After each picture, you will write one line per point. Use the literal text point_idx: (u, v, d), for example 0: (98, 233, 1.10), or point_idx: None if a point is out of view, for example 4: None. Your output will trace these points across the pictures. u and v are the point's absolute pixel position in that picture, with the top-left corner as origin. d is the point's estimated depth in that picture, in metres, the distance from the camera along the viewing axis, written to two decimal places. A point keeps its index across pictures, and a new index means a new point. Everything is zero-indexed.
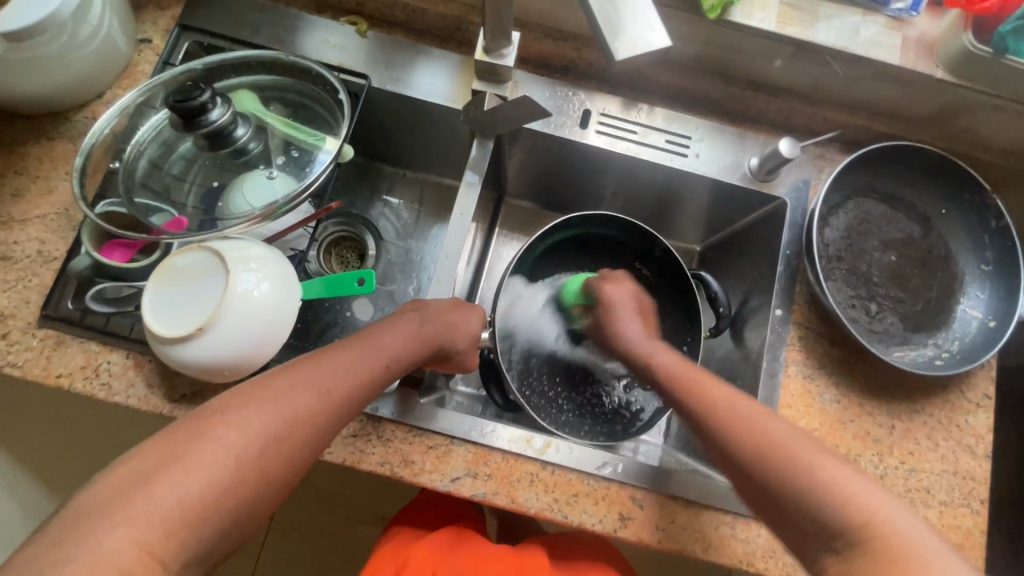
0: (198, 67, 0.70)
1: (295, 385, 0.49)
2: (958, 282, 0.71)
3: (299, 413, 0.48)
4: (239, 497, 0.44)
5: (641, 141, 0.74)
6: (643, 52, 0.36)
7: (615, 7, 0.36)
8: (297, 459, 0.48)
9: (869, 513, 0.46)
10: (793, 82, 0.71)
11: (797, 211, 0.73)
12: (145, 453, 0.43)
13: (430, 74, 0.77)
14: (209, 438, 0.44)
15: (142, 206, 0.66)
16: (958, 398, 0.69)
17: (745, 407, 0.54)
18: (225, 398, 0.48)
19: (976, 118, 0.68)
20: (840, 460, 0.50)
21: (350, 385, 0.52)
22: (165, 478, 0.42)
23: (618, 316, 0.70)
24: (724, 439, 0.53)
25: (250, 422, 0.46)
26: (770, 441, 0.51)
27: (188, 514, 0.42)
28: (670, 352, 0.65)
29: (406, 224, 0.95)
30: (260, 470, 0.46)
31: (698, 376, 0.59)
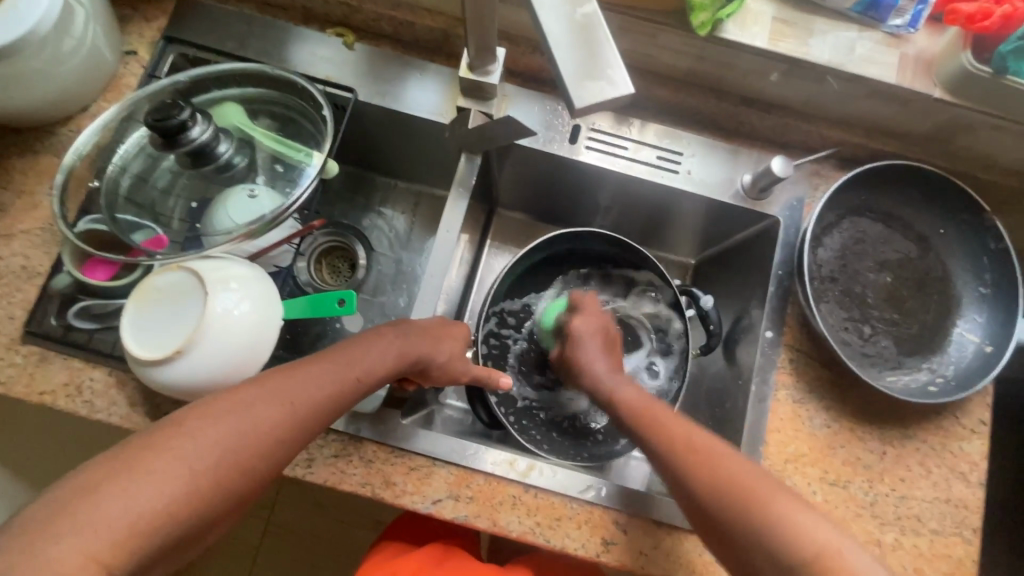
0: (184, 79, 0.69)
1: (260, 398, 0.48)
2: (956, 305, 0.70)
3: (263, 425, 0.47)
4: (196, 511, 0.43)
5: (632, 157, 0.73)
6: (604, 99, 0.36)
7: (580, 56, 0.36)
8: (258, 473, 0.47)
9: (820, 548, 0.46)
10: (788, 98, 0.70)
11: (791, 230, 0.71)
12: (100, 464, 0.41)
13: (419, 86, 0.76)
14: (168, 449, 0.43)
15: (126, 223, 0.65)
16: (952, 424, 0.67)
17: (718, 448, 0.54)
18: (187, 410, 0.46)
19: (977, 137, 0.66)
20: (795, 498, 0.50)
21: (317, 397, 0.51)
22: (120, 489, 0.40)
23: (582, 347, 0.69)
24: (693, 481, 0.52)
25: (210, 433, 0.44)
26: (737, 483, 0.51)
27: (141, 527, 0.40)
28: (632, 386, 0.64)
29: (398, 235, 0.94)
30: (219, 482, 0.44)
31: (657, 408, 0.60)
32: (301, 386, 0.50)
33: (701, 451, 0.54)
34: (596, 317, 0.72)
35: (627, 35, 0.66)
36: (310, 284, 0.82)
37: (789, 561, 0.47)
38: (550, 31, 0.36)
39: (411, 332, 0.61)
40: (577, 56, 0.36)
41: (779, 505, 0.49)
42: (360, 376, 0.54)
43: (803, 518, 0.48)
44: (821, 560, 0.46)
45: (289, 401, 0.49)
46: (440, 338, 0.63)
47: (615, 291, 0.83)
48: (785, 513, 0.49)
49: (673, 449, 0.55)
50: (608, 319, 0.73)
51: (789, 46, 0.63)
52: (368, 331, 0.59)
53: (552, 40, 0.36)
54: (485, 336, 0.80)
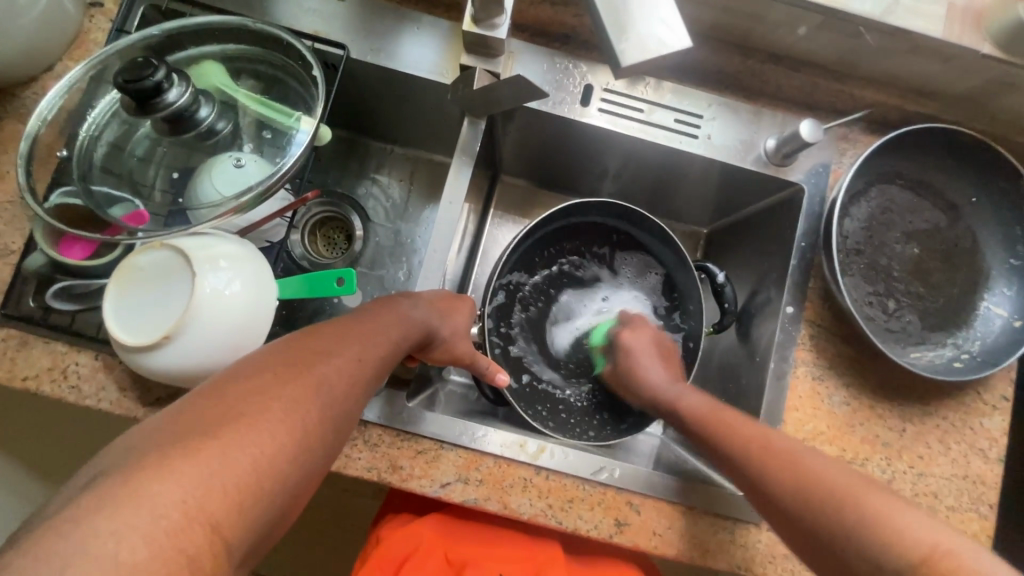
0: (157, 33, 0.62)
1: (334, 350, 0.43)
2: (984, 276, 0.67)
3: (345, 376, 0.43)
4: (300, 467, 0.37)
5: (649, 121, 0.68)
6: (656, 52, 0.32)
7: (622, 7, 0.33)
8: (341, 432, 0.42)
9: (929, 545, 0.42)
10: (819, 54, 0.64)
11: (816, 198, 0.67)
12: (194, 410, 0.35)
13: (417, 43, 0.70)
14: (267, 395, 0.37)
15: (102, 196, 0.60)
16: (974, 400, 0.66)
17: (780, 446, 0.53)
18: (258, 361, 0.40)
19: (1020, 97, 0.62)
20: (903, 500, 0.46)
21: (380, 353, 0.47)
22: (230, 436, 0.33)
23: (636, 357, 0.69)
24: (767, 482, 0.52)
25: (302, 384, 0.39)
26: (820, 482, 0.49)
27: (259, 481, 0.34)
28: (696, 393, 0.64)
29: (395, 204, 0.89)
30: (319, 436, 0.39)
31: (722, 411, 0.59)
32: (364, 339, 0.46)
33: (779, 455, 0.53)
34: (648, 330, 0.72)
35: None
36: (304, 257, 0.78)
37: (893, 563, 0.43)
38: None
39: (418, 306, 0.56)
40: (621, 9, 0.33)
41: (875, 502, 0.46)
42: (399, 340, 0.51)
43: (908, 516, 0.44)
44: (930, 563, 0.41)
45: (359, 354, 0.45)
46: (446, 316, 0.59)
47: (628, 262, 0.80)
48: (890, 508, 0.45)
49: (744, 448, 0.55)
50: (654, 330, 0.73)
51: None
52: (373, 301, 0.54)
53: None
54: (492, 310, 0.76)
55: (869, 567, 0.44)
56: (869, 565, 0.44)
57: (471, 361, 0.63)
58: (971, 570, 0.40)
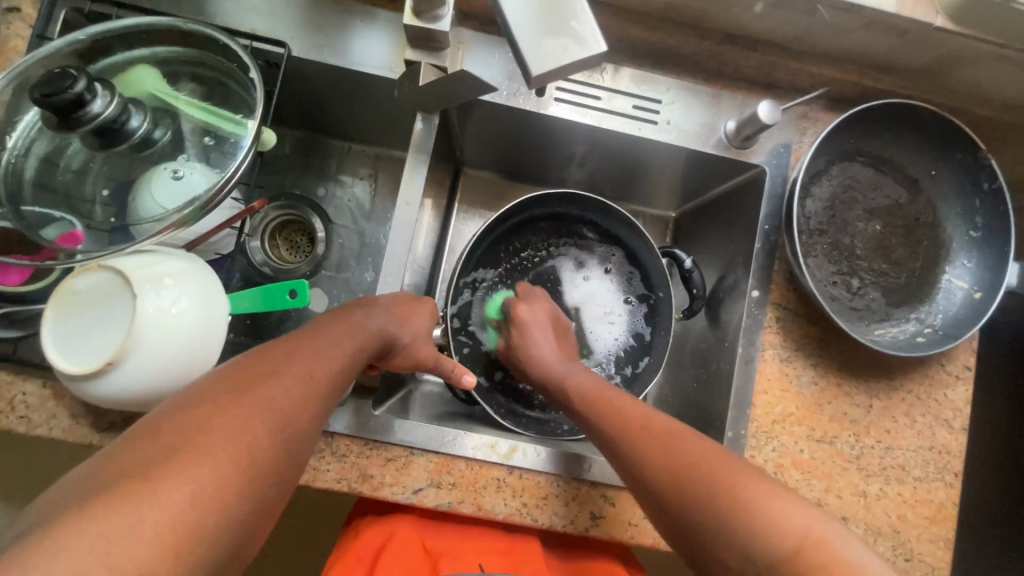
0: (82, 38, 0.58)
1: (278, 370, 0.42)
2: (945, 250, 0.67)
3: (295, 396, 0.42)
4: (251, 497, 0.37)
5: (606, 108, 0.66)
6: (573, 61, 0.34)
7: (537, 22, 0.34)
8: (297, 454, 0.41)
9: (802, 536, 0.42)
10: (775, 33, 0.63)
11: (777, 179, 0.67)
12: (129, 454, 0.34)
13: (363, 37, 0.67)
14: (206, 429, 0.36)
15: (35, 217, 0.56)
16: (938, 372, 0.66)
17: (660, 426, 0.52)
18: (196, 392, 0.39)
19: (976, 69, 0.61)
20: (781, 487, 0.45)
21: (333, 366, 0.46)
22: (165, 477, 0.33)
23: (531, 335, 0.67)
24: (638, 460, 0.50)
25: (242, 415, 0.38)
26: (684, 467, 0.47)
27: (199, 518, 0.33)
28: (583, 371, 0.63)
29: (359, 204, 0.86)
30: (269, 462, 0.38)
31: (608, 393, 0.58)
32: (314, 354, 0.45)
33: (659, 434, 0.51)
34: (545, 304, 0.71)
35: None
36: (266, 264, 0.76)
37: (765, 554, 0.42)
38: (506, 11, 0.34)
39: (376, 313, 0.54)
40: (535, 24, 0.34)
41: (745, 487, 0.45)
42: (353, 350, 0.49)
43: (786, 504, 0.43)
44: (803, 553, 0.41)
45: (311, 369, 0.44)
46: (408, 321, 0.58)
47: (594, 254, 0.79)
48: (769, 499, 0.44)
49: (621, 428, 0.53)
50: (551, 305, 0.72)
51: None
52: (326, 309, 0.53)
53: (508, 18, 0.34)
54: (458, 309, 0.75)
55: (742, 559, 0.43)
56: (736, 554, 0.43)
57: (437, 363, 0.62)
58: (839, 560, 0.40)
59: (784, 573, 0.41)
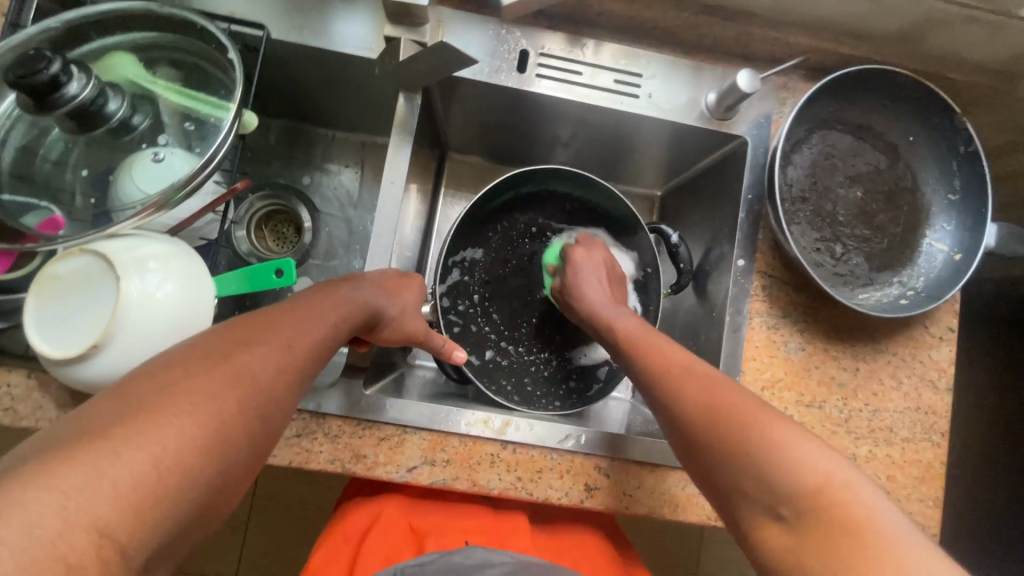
0: (55, 25, 0.57)
1: (254, 340, 0.42)
2: (925, 213, 0.68)
3: (270, 365, 0.41)
4: (219, 459, 0.36)
5: (588, 83, 0.66)
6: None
7: None
8: (270, 424, 0.41)
9: (824, 476, 0.40)
10: (752, 3, 0.63)
11: (759, 149, 0.67)
12: (97, 412, 0.34)
13: (343, 18, 0.66)
14: (178, 390, 0.36)
15: (15, 205, 0.56)
16: (921, 333, 0.68)
17: (701, 370, 0.51)
18: (169, 360, 0.38)
19: (949, 33, 0.62)
20: (808, 432, 0.44)
21: (312, 339, 0.46)
22: (131, 433, 0.32)
23: (584, 276, 0.67)
24: (674, 401, 0.50)
25: (215, 379, 0.38)
26: (720, 401, 0.47)
27: (165, 475, 0.33)
28: (632, 316, 0.62)
29: (345, 192, 0.86)
30: (240, 427, 0.38)
31: (656, 337, 0.57)
32: (293, 327, 0.45)
33: (699, 376, 0.50)
34: (602, 250, 0.71)
35: None
36: (252, 253, 0.74)
37: (788, 484, 0.40)
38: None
39: (363, 288, 0.54)
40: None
41: (776, 429, 0.43)
42: (336, 324, 0.49)
43: (807, 447, 0.42)
44: (825, 489, 0.39)
45: (288, 341, 0.44)
46: (396, 298, 0.58)
47: (581, 232, 0.79)
48: (792, 437, 0.43)
49: (663, 368, 0.53)
50: (608, 253, 0.72)
51: None
52: (313, 287, 0.53)
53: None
54: (448, 289, 0.75)
55: (765, 487, 0.42)
56: (762, 487, 0.42)
57: (426, 339, 0.62)
58: (862, 505, 0.38)
59: (807, 510, 0.39)
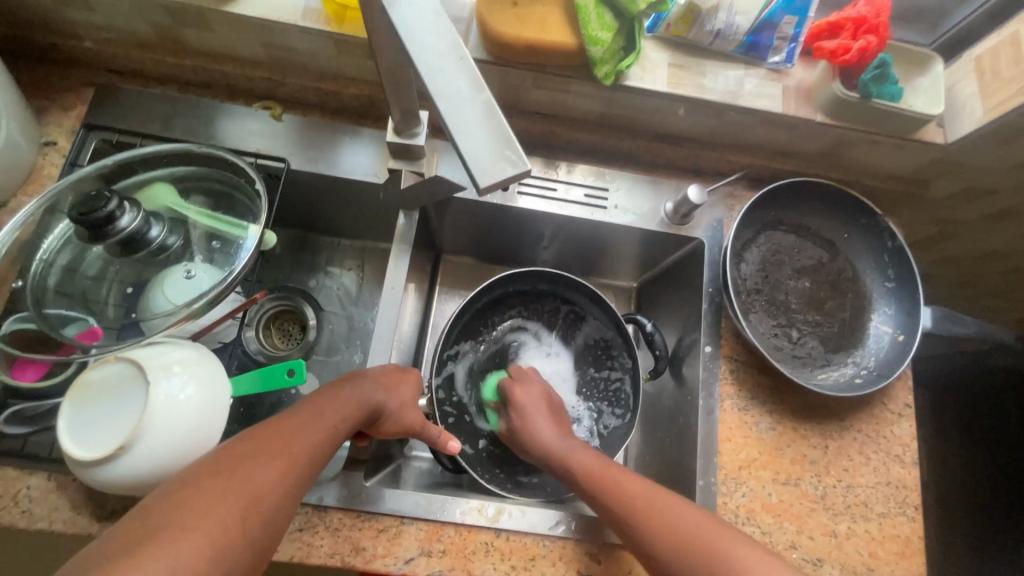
0: (109, 164, 0.68)
1: (259, 451, 0.47)
2: (868, 300, 0.76)
3: (274, 476, 0.46)
4: (224, 567, 0.40)
5: (563, 198, 0.77)
6: (503, 179, 0.32)
7: (477, 143, 0.33)
8: (276, 526, 0.45)
9: None
10: (695, 132, 0.76)
11: (714, 249, 0.77)
12: (123, 532, 0.38)
13: (353, 150, 0.78)
14: (189, 506, 0.40)
15: (55, 317, 0.63)
16: (881, 410, 0.73)
17: (664, 504, 0.56)
18: (186, 476, 0.43)
19: (860, 151, 0.74)
20: (762, 550, 0.50)
21: (309, 444, 0.50)
22: (149, 551, 0.37)
23: (529, 417, 0.71)
24: (645, 535, 0.54)
25: (225, 490, 0.42)
26: (690, 537, 0.52)
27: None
28: (583, 449, 0.66)
29: (347, 292, 0.94)
30: (245, 534, 0.42)
31: (612, 471, 0.61)
32: (295, 436, 0.50)
33: (659, 511, 0.55)
34: (536, 385, 0.76)
35: (541, 89, 0.71)
36: (260, 352, 0.80)
37: None
38: (445, 111, 0.33)
39: (365, 384, 0.60)
40: (476, 138, 0.33)
41: (742, 555, 0.50)
42: (335, 425, 0.54)
43: (763, 566, 0.49)
44: None
45: (287, 450, 0.48)
46: (395, 392, 0.64)
47: (564, 321, 0.86)
48: (756, 563, 0.49)
49: (627, 510, 0.57)
50: (543, 386, 0.76)
51: (688, 87, 0.69)
52: (321, 386, 0.58)
53: (447, 121, 0.33)
54: (442, 381, 0.80)
55: None
56: None
57: (423, 429, 0.67)
58: None
59: None
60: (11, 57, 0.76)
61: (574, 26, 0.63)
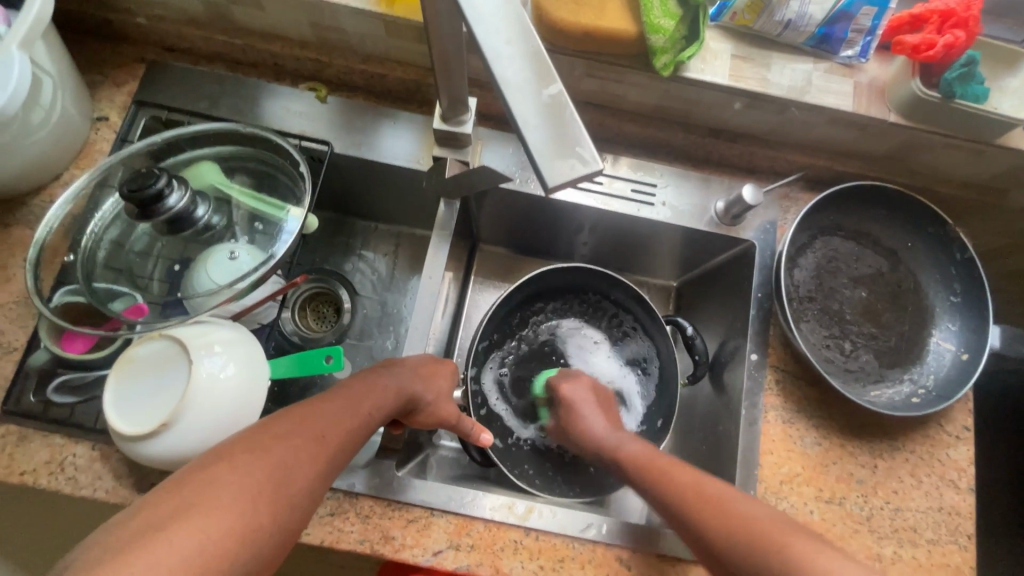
0: (158, 141, 0.68)
1: (291, 432, 0.46)
2: (930, 314, 0.72)
3: (305, 457, 0.45)
4: (252, 545, 0.40)
5: (607, 192, 0.75)
6: (573, 179, 0.30)
7: (546, 138, 0.31)
8: (302, 509, 0.44)
9: None
10: (752, 128, 0.72)
11: (766, 252, 0.74)
12: (155, 503, 0.38)
13: (396, 135, 0.77)
14: (219, 482, 0.40)
15: (103, 291, 0.64)
16: (937, 431, 0.69)
17: (716, 492, 0.54)
18: (220, 449, 0.43)
19: (932, 155, 0.70)
20: (832, 549, 0.47)
21: (342, 433, 0.50)
22: (183, 524, 0.37)
23: (578, 411, 0.69)
24: (698, 523, 0.53)
25: (254, 467, 0.42)
26: (740, 524, 0.51)
27: (206, 565, 0.36)
28: (634, 441, 0.65)
29: (381, 277, 0.93)
30: (273, 515, 0.41)
31: (661, 463, 0.61)
32: (328, 419, 0.49)
33: (709, 498, 0.54)
34: (585, 379, 0.73)
35: (593, 79, 0.68)
36: (295, 333, 0.82)
37: None
38: (513, 103, 0.31)
39: (401, 375, 0.59)
40: (545, 132, 0.31)
41: (798, 546, 0.47)
42: (370, 411, 0.53)
43: (827, 558, 0.45)
44: None
45: (320, 433, 0.48)
46: (432, 383, 0.63)
47: (602, 318, 0.84)
48: (817, 555, 0.46)
49: (682, 496, 0.56)
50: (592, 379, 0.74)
51: (751, 80, 0.65)
52: (357, 372, 0.58)
53: (515, 114, 0.31)
54: (477, 372, 0.79)
55: None
56: None
57: (457, 421, 0.66)
58: None
59: None
60: (67, 32, 0.77)
61: (635, 13, 0.60)
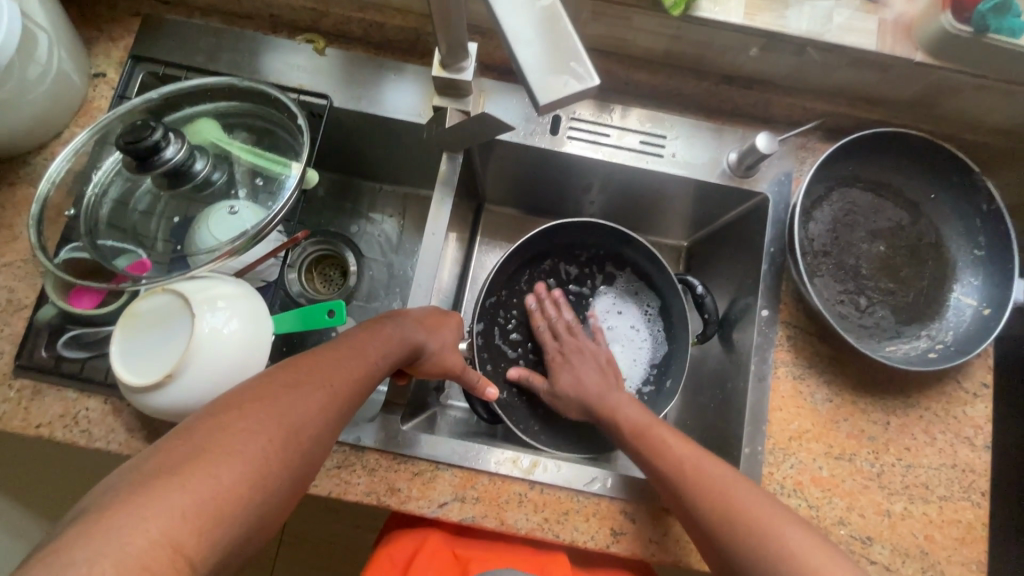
0: (155, 96, 0.67)
1: (300, 382, 0.46)
2: (951, 269, 0.69)
3: (314, 406, 0.45)
4: (266, 491, 0.40)
5: (616, 144, 0.72)
6: (567, 96, 0.29)
7: (537, 55, 0.29)
8: (310, 458, 0.45)
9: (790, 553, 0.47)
10: (768, 73, 0.69)
11: (780, 204, 0.71)
12: (168, 449, 0.38)
13: (397, 88, 0.75)
14: (231, 429, 0.40)
15: (107, 248, 0.64)
16: (954, 388, 0.67)
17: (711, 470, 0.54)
18: (229, 398, 0.43)
19: (961, 98, 0.66)
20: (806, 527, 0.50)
21: (349, 382, 0.49)
22: (196, 471, 0.37)
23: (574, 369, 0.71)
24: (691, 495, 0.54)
25: (264, 416, 0.42)
26: (723, 502, 0.52)
27: (220, 509, 0.37)
28: (637, 405, 0.65)
29: (388, 239, 0.93)
30: (284, 461, 0.42)
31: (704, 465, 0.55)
32: (336, 368, 0.49)
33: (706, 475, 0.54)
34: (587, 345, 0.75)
35: (600, 21, 0.65)
36: (302, 295, 0.81)
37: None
38: (502, 15, 0.29)
39: (404, 325, 0.59)
40: (537, 48, 0.29)
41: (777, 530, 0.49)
42: (376, 361, 0.53)
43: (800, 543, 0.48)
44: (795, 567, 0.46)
45: (329, 381, 0.48)
46: (435, 335, 0.62)
47: (613, 279, 0.83)
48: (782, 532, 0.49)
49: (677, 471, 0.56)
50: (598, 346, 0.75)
51: (768, 18, 0.61)
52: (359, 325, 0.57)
53: (505, 28, 0.29)
54: (484, 328, 0.78)
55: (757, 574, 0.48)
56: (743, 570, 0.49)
57: (462, 375, 0.66)
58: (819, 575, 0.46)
59: None
60: None
61: None
